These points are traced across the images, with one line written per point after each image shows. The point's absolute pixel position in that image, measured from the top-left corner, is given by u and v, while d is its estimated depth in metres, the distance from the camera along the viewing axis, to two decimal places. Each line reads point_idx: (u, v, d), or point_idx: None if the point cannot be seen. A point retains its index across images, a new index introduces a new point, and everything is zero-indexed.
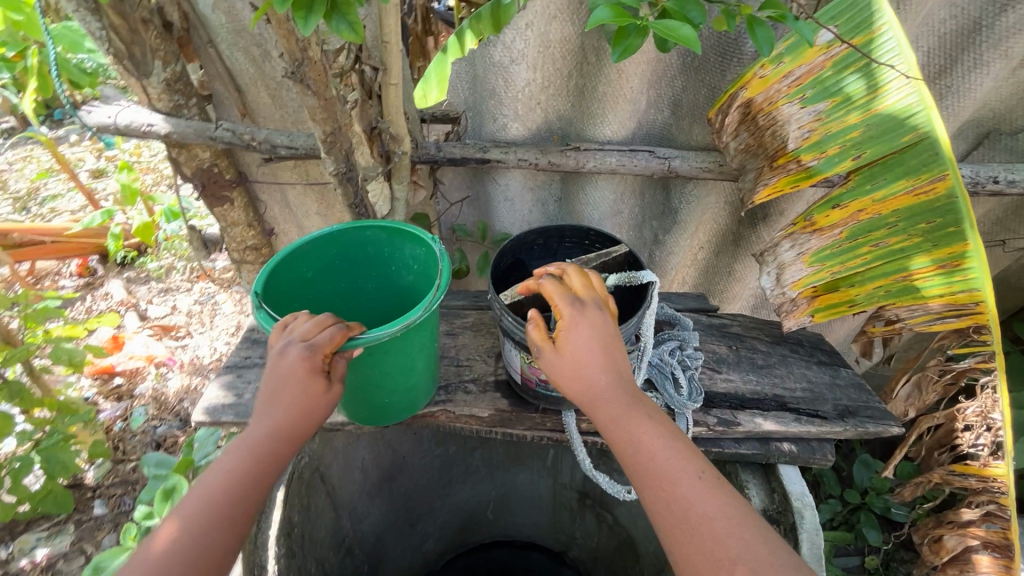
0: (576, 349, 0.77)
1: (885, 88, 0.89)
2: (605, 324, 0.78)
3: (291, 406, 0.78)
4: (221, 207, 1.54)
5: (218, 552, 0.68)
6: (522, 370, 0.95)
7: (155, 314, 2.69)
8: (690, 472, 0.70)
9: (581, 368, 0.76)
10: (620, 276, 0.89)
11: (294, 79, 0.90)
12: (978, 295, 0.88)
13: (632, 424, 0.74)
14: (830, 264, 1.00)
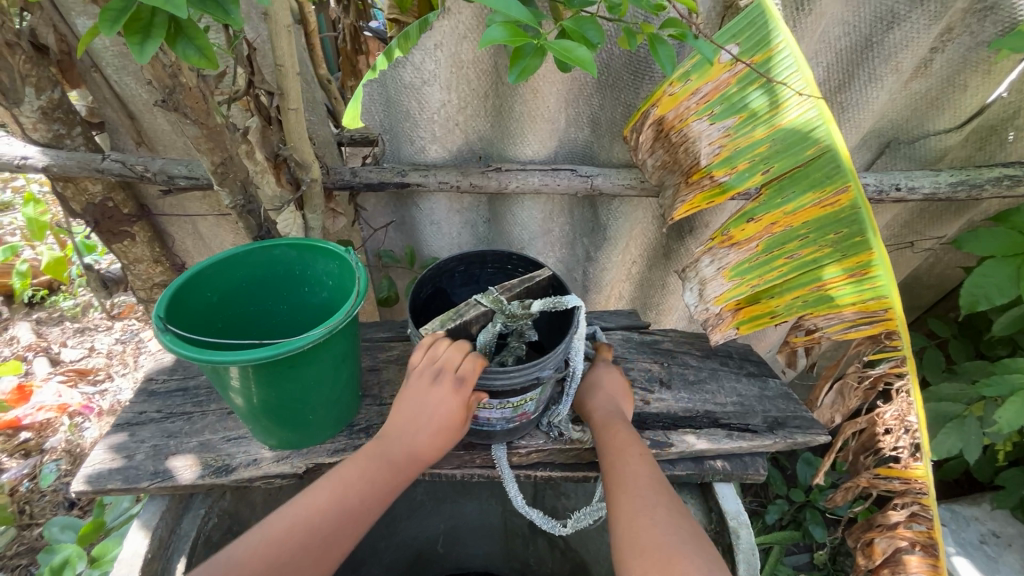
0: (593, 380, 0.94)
1: (785, 104, 0.91)
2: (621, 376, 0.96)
3: (431, 430, 0.80)
4: (120, 244, 1.41)
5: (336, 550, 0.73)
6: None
7: (69, 357, 2.45)
8: (653, 473, 0.79)
9: (592, 389, 0.93)
10: (545, 302, 0.84)
11: (167, 107, 0.81)
12: (886, 302, 0.90)
13: (615, 428, 0.87)
14: (749, 277, 1.00)
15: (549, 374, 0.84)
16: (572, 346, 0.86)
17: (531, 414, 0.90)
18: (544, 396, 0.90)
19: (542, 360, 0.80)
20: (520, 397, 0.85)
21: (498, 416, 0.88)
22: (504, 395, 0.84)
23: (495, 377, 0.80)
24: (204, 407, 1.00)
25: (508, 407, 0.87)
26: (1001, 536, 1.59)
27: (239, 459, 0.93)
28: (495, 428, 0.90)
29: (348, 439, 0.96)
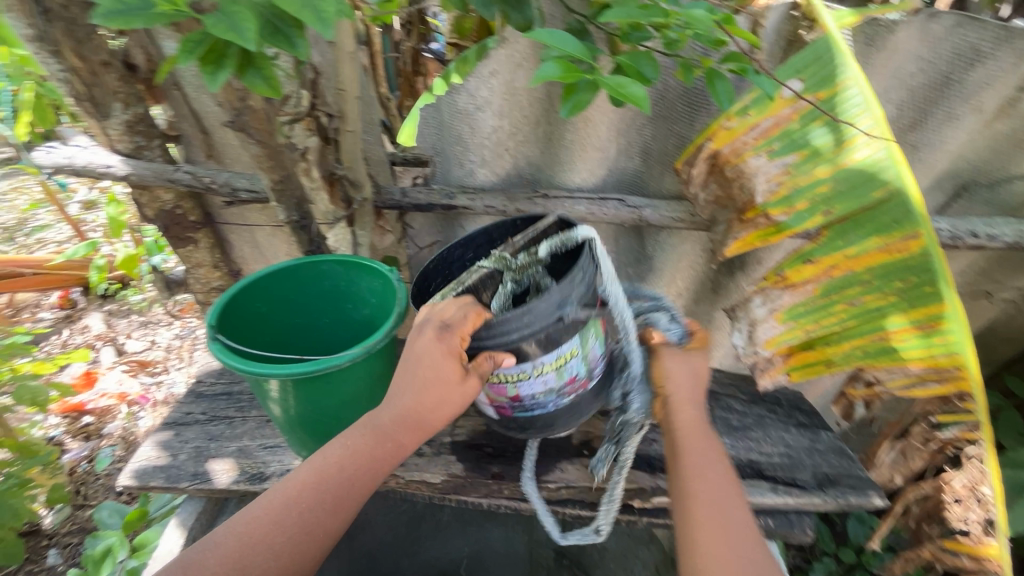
0: (675, 373, 0.81)
1: (852, 141, 0.85)
2: (702, 369, 0.83)
3: (422, 393, 0.74)
4: (185, 248, 1.50)
5: (316, 532, 0.69)
6: (490, 395, 0.87)
7: (132, 348, 2.61)
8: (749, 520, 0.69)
9: (676, 389, 0.80)
10: (552, 242, 0.82)
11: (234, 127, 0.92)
12: (960, 359, 0.81)
13: (707, 453, 0.75)
14: (804, 321, 0.96)
15: (581, 313, 0.78)
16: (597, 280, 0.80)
17: (582, 379, 0.85)
18: (587, 353, 0.84)
19: (558, 292, 0.74)
20: (555, 355, 0.80)
21: (542, 389, 0.84)
22: (535, 355, 0.79)
23: (514, 331, 0.75)
24: (246, 413, 1.03)
25: (550, 374, 0.81)
26: None
27: (272, 467, 0.94)
28: (545, 405, 0.86)
29: None
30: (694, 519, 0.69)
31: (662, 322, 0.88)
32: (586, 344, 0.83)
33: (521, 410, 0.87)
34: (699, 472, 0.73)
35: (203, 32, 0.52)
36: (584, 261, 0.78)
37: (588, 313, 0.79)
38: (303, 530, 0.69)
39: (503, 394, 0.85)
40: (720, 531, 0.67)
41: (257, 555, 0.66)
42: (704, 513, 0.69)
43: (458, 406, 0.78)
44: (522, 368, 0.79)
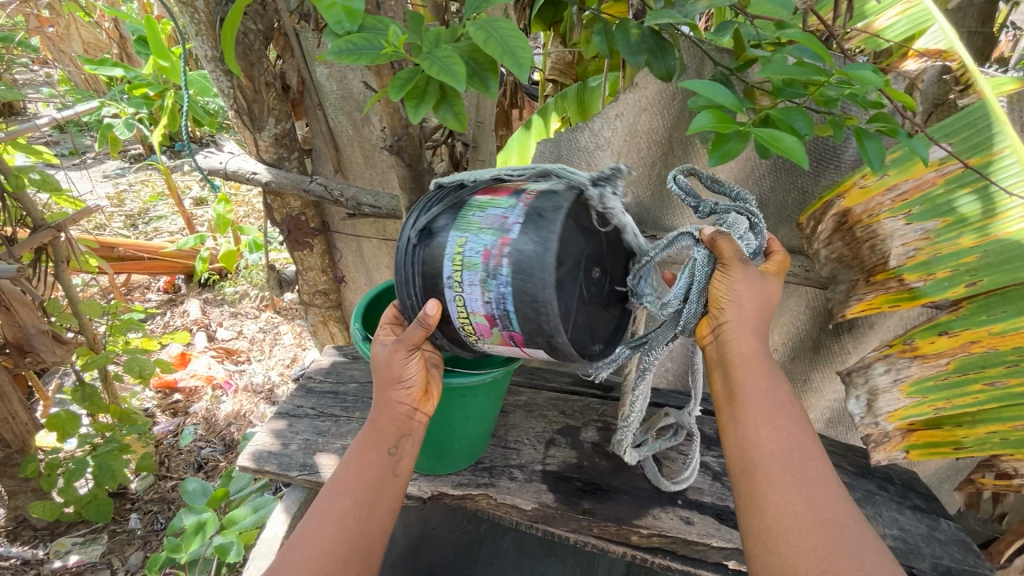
0: (740, 297, 0.74)
1: (1005, 213, 0.82)
2: (767, 293, 0.76)
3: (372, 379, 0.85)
4: (300, 252, 1.62)
5: (334, 514, 0.73)
6: (496, 339, 0.81)
7: (223, 336, 2.82)
8: (819, 462, 0.69)
9: (737, 318, 0.75)
10: None
11: (390, 151, 1.00)
12: None
13: (771, 396, 0.73)
14: (933, 397, 0.88)
15: (422, 221, 0.80)
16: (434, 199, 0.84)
17: (493, 241, 0.76)
18: (478, 222, 0.78)
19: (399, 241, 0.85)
20: (449, 262, 0.78)
21: (483, 287, 0.77)
22: (435, 283, 0.80)
23: (409, 295, 0.83)
24: (351, 414, 1.09)
25: (466, 271, 0.77)
26: None
27: None
28: (504, 294, 0.76)
29: (472, 475, 0.99)
30: (760, 466, 0.69)
31: (740, 229, 0.79)
32: (463, 222, 0.79)
33: (508, 320, 0.77)
34: (760, 417, 0.71)
35: (412, 73, 0.62)
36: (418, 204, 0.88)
37: (426, 215, 0.80)
38: (319, 521, 0.73)
39: (488, 324, 0.80)
40: (791, 477, 0.67)
41: (296, 554, 0.71)
42: (769, 461, 0.69)
43: (397, 363, 0.80)
44: (450, 297, 0.80)
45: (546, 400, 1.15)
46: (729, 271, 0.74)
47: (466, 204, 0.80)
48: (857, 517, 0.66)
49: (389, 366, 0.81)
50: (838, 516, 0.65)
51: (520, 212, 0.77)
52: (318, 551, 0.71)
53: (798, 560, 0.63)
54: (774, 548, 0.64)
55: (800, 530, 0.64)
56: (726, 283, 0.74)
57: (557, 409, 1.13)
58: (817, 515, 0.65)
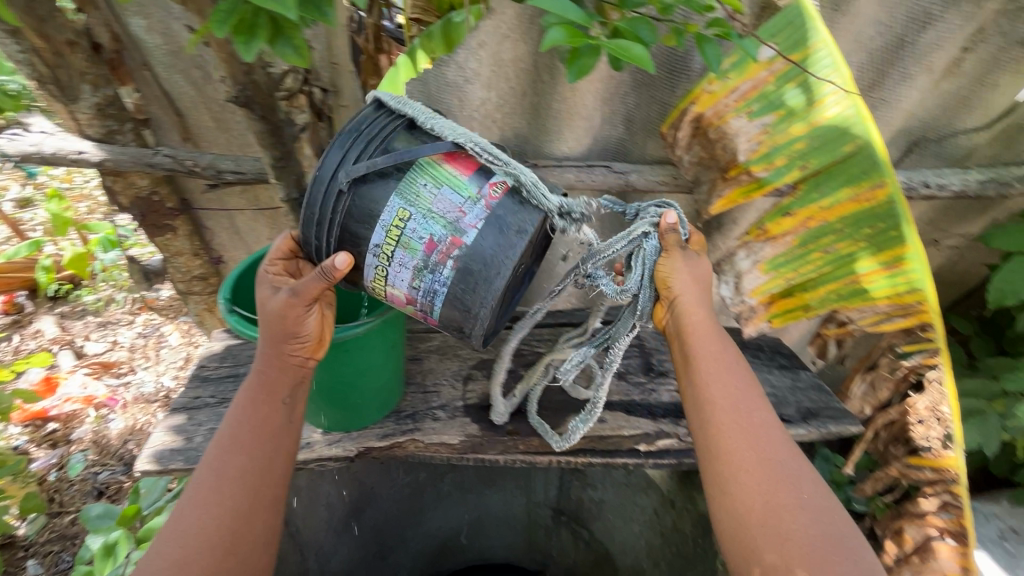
0: (684, 274, 0.86)
1: (822, 101, 0.92)
2: (703, 269, 0.88)
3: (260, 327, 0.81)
4: (162, 237, 1.46)
5: (231, 471, 0.74)
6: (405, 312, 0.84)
7: (93, 350, 2.48)
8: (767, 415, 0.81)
9: (686, 291, 0.86)
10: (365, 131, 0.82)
11: (239, 103, 0.91)
12: (921, 294, 0.92)
13: (721, 357, 0.85)
14: (784, 270, 1.05)
15: (360, 171, 0.74)
16: (378, 138, 0.76)
17: (441, 237, 0.75)
18: (428, 206, 0.75)
19: (322, 168, 0.76)
20: (382, 231, 0.76)
21: (413, 273, 0.77)
22: (362, 247, 0.78)
23: (319, 238, 0.79)
24: None
25: (398, 251, 0.76)
26: (1019, 532, 1.73)
27: None
28: (435, 289, 0.77)
29: (396, 424, 1.00)
30: (714, 415, 0.80)
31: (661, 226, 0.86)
32: (411, 195, 0.75)
33: (428, 308, 0.80)
34: (713, 377, 0.83)
35: (234, 2, 0.57)
36: (355, 126, 0.77)
37: (369, 164, 0.73)
38: (216, 480, 0.73)
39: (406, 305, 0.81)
40: (741, 425, 0.79)
41: (193, 514, 0.71)
42: (722, 415, 0.80)
43: (292, 314, 0.77)
44: (373, 266, 0.78)
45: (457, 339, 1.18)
46: (670, 255, 0.85)
47: (417, 165, 0.75)
48: (793, 454, 0.79)
49: (278, 319, 0.78)
50: (780, 456, 0.77)
51: (478, 211, 0.75)
52: (220, 508, 0.72)
53: (747, 490, 0.74)
54: (728, 488, 0.76)
55: (752, 471, 0.76)
56: (670, 264, 0.85)
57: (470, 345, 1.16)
58: (769, 460, 0.76)
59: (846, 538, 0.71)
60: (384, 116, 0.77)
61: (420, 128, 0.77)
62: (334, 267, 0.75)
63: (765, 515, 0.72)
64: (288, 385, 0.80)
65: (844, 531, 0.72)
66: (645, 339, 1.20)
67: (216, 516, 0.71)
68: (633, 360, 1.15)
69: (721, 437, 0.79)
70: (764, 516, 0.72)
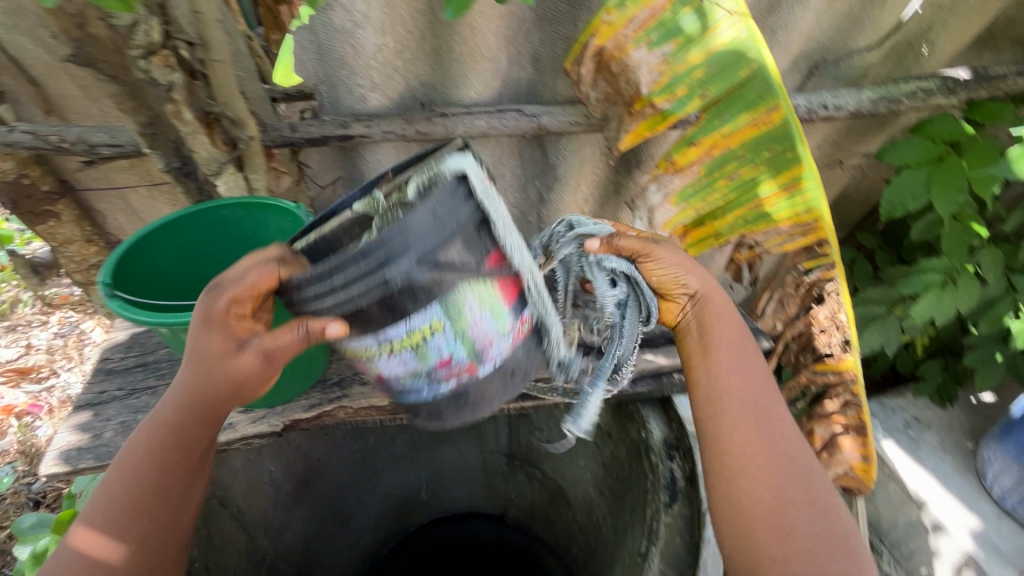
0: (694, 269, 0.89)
1: (716, 28, 0.94)
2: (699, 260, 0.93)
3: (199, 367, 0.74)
4: (45, 224, 1.32)
5: (155, 516, 0.74)
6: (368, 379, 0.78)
7: (4, 357, 2.27)
8: (778, 410, 0.84)
9: (704, 284, 0.89)
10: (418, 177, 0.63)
11: (81, 62, 0.86)
12: (816, 212, 0.98)
13: (739, 348, 0.88)
14: (694, 201, 1.06)
15: (418, 276, 0.62)
16: (453, 235, 0.63)
17: (459, 362, 0.70)
18: (459, 332, 0.68)
19: (376, 246, 0.59)
20: (403, 330, 0.66)
21: (407, 372, 0.72)
22: (372, 329, 0.67)
23: (321, 298, 0.65)
24: (168, 379, 0.99)
25: (406, 354, 0.69)
26: (921, 420, 1.94)
27: None
28: (418, 391, 0.74)
29: (322, 394, 0.98)
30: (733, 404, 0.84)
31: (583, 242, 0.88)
32: (451, 313, 0.66)
33: (401, 395, 0.77)
34: (729, 368, 0.86)
35: None
36: (429, 201, 0.60)
37: (432, 275, 0.63)
38: (133, 524, 0.73)
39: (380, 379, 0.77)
40: (757, 412, 0.83)
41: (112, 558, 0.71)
42: (735, 406, 0.84)
43: (248, 374, 0.75)
44: (368, 346, 0.69)
45: None
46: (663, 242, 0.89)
47: (477, 282, 0.66)
48: (801, 448, 0.83)
49: (234, 377, 0.74)
50: (790, 451, 0.81)
51: (504, 346, 0.73)
52: (139, 551, 0.73)
53: (755, 482, 0.79)
54: (734, 479, 0.80)
55: (760, 464, 0.79)
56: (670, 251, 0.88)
57: None
58: (780, 452, 0.80)
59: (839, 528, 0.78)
60: (461, 198, 0.63)
61: (489, 227, 0.66)
62: (321, 330, 0.67)
63: (770, 508, 0.77)
64: (203, 430, 0.78)
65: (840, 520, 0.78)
66: None
67: (135, 555, 0.72)
68: None
69: (733, 429, 0.82)
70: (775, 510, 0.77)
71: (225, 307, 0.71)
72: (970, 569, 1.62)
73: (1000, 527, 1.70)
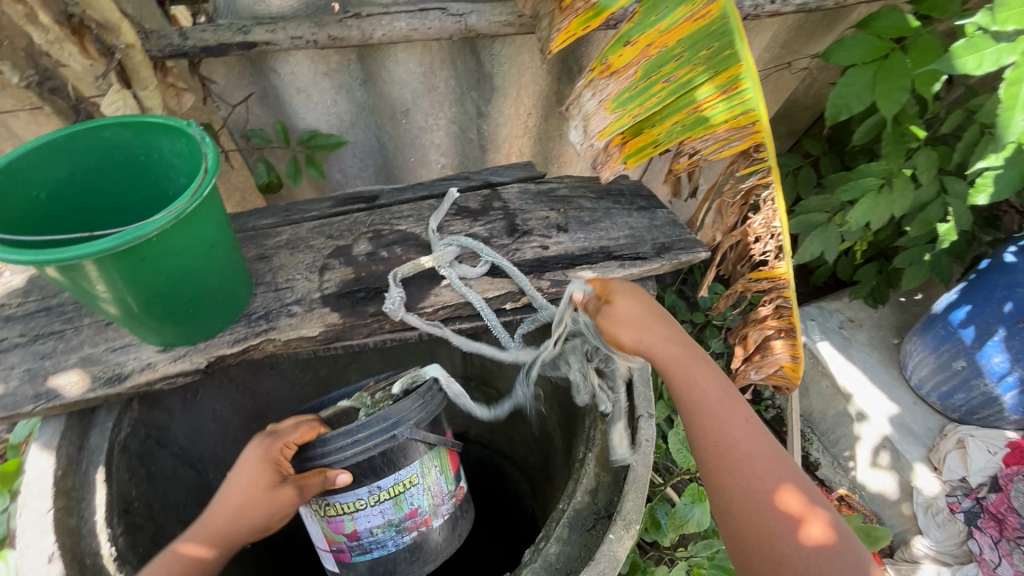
0: (629, 319, 0.89)
1: None
2: (642, 305, 0.91)
3: (242, 492, 0.84)
4: None
5: None
6: (334, 535, 0.98)
7: None
8: (756, 441, 0.81)
9: (639, 340, 0.88)
10: (404, 380, 0.95)
11: None
12: (754, 115, 0.94)
13: (705, 386, 0.85)
14: (630, 107, 1.00)
15: (416, 431, 0.91)
16: (435, 406, 0.94)
17: (424, 513, 0.99)
18: (428, 483, 0.98)
19: (390, 412, 0.88)
20: (393, 480, 0.93)
21: (382, 522, 0.96)
22: (369, 479, 0.92)
23: (342, 448, 0.87)
24: (78, 322, 0.93)
25: (387, 503, 0.95)
26: (854, 321, 2.06)
27: (131, 365, 0.89)
28: (382, 542, 0.98)
29: (248, 327, 0.94)
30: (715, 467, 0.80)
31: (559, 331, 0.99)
32: (424, 469, 0.97)
33: (364, 550, 0.98)
34: (695, 408, 0.84)
35: None
36: (421, 390, 0.92)
37: (425, 433, 0.92)
38: None
39: (352, 534, 0.97)
40: (731, 460, 0.79)
41: None
42: (708, 446, 0.82)
43: (279, 513, 0.85)
44: (358, 496, 0.92)
45: (309, 230, 1.09)
46: (611, 304, 0.90)
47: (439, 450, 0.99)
48: (787, 473, 0.79)
49: (269, 510, 0.84)
50: (771, 481, 0.78)
51: (449, 501, 1.04)
52: None
53: (741, 519, 0.76)
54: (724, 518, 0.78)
55: (744, 499, 0.77)
56: (610, 314, 0.89)
57: (324, 235, 1.08)
58: (764, 486, 0.77)
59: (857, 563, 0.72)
60: (437, 386, 0.95)
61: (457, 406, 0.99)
62: (334, 480, 0.88)
63: (759, 542, 0.74)
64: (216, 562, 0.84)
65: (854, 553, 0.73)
66: (509, 201, 1.17)
67: None
68: (498, 224, 1.12)
69: (712, 468, 0.81)
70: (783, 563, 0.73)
71: (280, 447, 0.86)
72: (886, 450, 1.85)
73: (915, 411, 1.88)
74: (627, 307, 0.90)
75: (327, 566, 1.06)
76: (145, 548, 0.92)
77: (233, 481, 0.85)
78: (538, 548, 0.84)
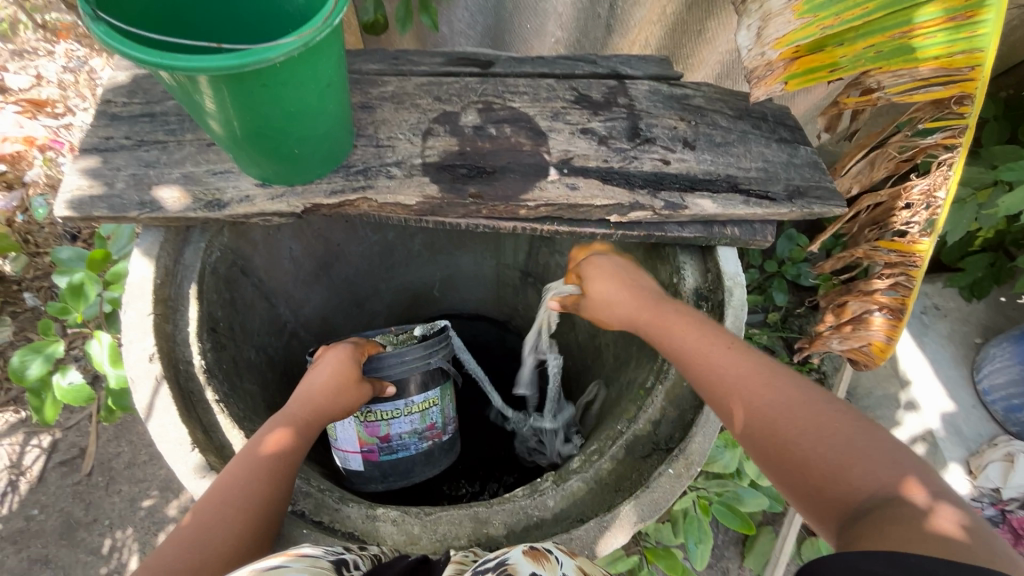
0: (600, 293, 0.89)
1: None
2: (604, 273, 0.91)
3: (331, 376, 0.87)
4: None
5: (265, 488, 0.71)
6: (364, 440, 1.02)
7: (16, 85, 1.87)
8: (755, 361, 0.70)
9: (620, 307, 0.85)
10: (423, 325, 1.10)
11: None
12: (978, 57, 0.76)
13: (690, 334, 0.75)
14: (825, 14, 0.81)
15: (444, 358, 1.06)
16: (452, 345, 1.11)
17: (440, 427, 1.10)
18: (445, 405, 1.11)
19: (430, 344, 1.03)
20: (423, 397, 1.05)
21: (410, 430, 1.06)
22: (407, 392, 1.03)
23: (395, 366, 1.00)
24: (180, 137, 0.91)
25: (416, 414, 1.05)
26: (940, 309, 1.91)
27: (230, 195, 0.88)
28: (407, 446, 1.07)
29: (346, 180, 0.91)
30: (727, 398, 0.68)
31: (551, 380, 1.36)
32: (444, 392, 1.09)
33: (391, 451, 1.06)
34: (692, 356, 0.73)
35: None
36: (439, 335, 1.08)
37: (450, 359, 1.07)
38: (251, 488, 0.70)
39: (384, 437, 1.04)
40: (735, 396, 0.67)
41: (233, 508, 0.68)
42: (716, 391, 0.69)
43: (355, 400, 0.89)
44: (396, 405, 1.02)
45: (415, 87, 1.00)
46: (588, 280, 0.92)
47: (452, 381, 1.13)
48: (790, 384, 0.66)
49: (353, 397, 0.88)
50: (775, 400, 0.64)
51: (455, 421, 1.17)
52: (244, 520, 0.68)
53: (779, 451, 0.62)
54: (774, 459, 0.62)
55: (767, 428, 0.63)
56: (591, 290, 0.91)
57: (431, 95, 0.99)
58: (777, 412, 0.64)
59: (926, 476, 0.55)
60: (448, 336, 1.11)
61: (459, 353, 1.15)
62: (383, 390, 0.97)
63: (813, 467, 0.59)
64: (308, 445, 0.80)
65: (924, 469, 0.56)
66: (637, 100, 1.03)
67: (244, 519, 0.68)
68: (619, 123, 1.00)
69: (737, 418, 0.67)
70: (821, 477, 0.58)
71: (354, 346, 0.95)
72: (923, 443, 1.76)
73: (971, 414, 1.80)
74: (595, 282, 0.91)
75: (348, 467, 1.08)
76: (228, 365, 0.98)
77: (317, 374, 0.87)
78: (590, 460, 0.86)
